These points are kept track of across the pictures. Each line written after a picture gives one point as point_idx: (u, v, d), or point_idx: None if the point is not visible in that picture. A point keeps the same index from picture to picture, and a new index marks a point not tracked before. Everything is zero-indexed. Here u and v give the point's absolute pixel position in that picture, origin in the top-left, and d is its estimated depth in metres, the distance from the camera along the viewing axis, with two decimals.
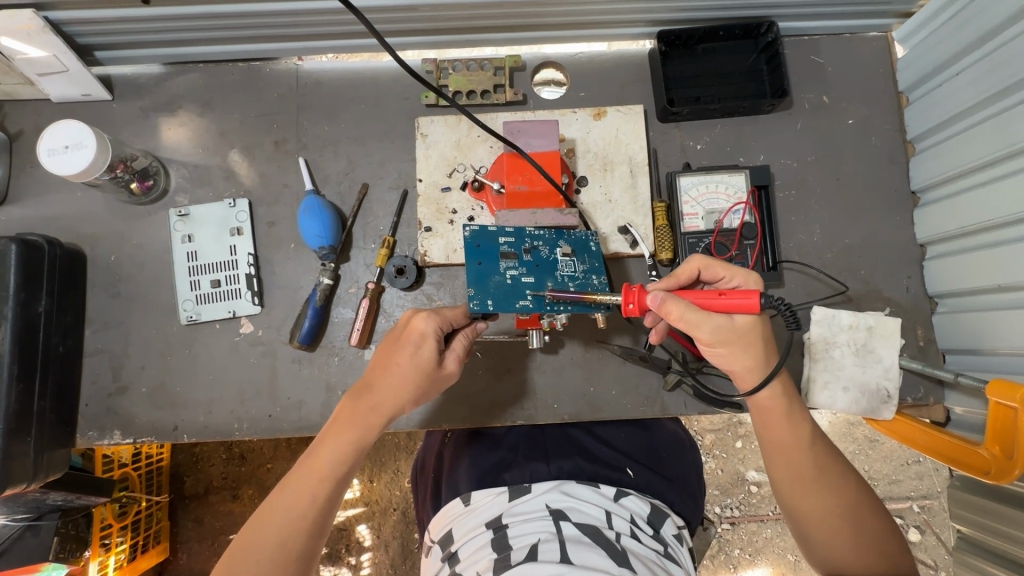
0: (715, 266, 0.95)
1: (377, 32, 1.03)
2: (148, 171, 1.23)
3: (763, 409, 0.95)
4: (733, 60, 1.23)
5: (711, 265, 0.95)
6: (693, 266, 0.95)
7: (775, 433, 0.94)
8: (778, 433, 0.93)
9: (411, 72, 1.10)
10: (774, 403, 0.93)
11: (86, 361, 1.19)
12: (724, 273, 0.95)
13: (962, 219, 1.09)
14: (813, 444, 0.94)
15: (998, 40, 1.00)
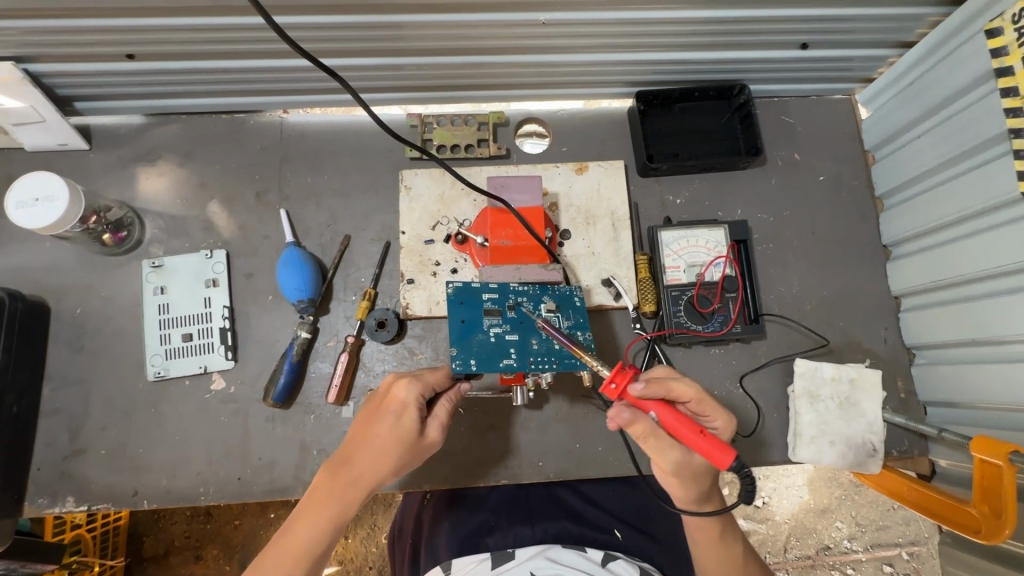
0: (705, 401, 0.90)
1: (364, 102, 1.00)
2: (122, 223, 1.20)
3: (697, 528, 0.94)
4: (708, 119, 1.28)
5: (705, 401, 0.89)
6: (691, 392, 0.88)
7: (707, 552, 0.94)
8: (709, 551, 0.94)
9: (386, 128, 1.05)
10: (708, 524, 0.93)
11: (42, 421, 1.12)
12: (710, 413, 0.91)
13: (933, 274, 1.12)
14: (743, 559, 0.95)
15: (952, 108, 1.06)
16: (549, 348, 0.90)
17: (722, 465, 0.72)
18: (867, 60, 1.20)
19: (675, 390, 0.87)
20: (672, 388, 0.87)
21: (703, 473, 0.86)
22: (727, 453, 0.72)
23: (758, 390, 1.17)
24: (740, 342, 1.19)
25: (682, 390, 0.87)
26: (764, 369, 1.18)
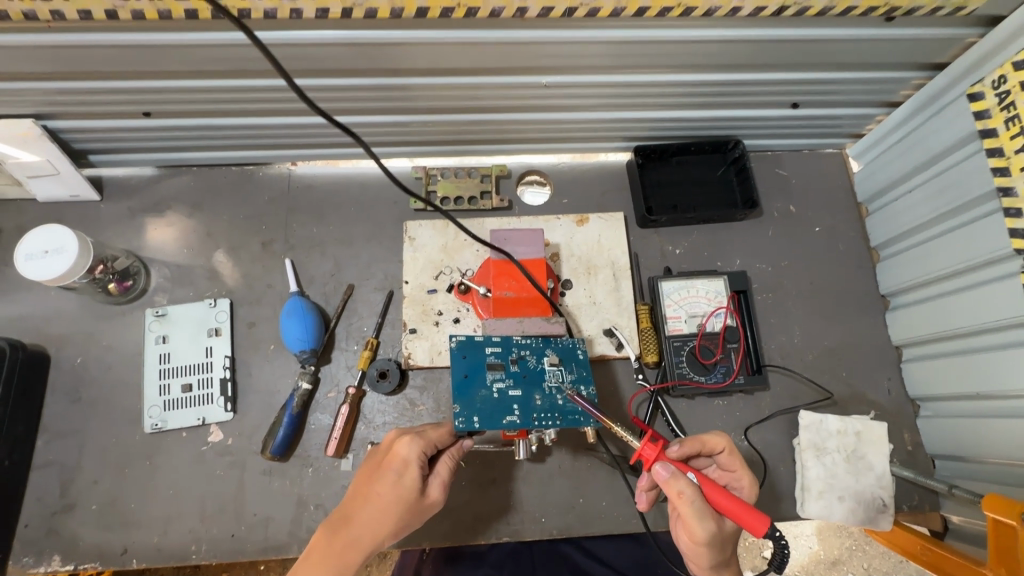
0: (734, 456, 0.86)
1: (368, 149, 0.97)
2: (128, 272, 1.20)
3: None
4: (704, 173, 1.32)
5: (735, 454, 0.85)
6: (720, 444, 0.86)
7: None
8: None
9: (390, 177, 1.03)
10: None
11: (33, 475, 1.10)
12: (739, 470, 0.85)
13: (933, 325, 1.13)
14: None
15: (942, 164, 1.09)
16: (552, 404, 0.90)
17: (759, 534, 0.64)
18: (856, 118, 1.25)
19: (708, 442, 0.85)
20: (705, 439, 0.85)
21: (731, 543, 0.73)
22: (763, 517, 0.64)
23: (763, 443, 1.16)
24: (744, 393, 1.18)
25: (715, 441, 0.85)
26: (769, 421, 1.17)
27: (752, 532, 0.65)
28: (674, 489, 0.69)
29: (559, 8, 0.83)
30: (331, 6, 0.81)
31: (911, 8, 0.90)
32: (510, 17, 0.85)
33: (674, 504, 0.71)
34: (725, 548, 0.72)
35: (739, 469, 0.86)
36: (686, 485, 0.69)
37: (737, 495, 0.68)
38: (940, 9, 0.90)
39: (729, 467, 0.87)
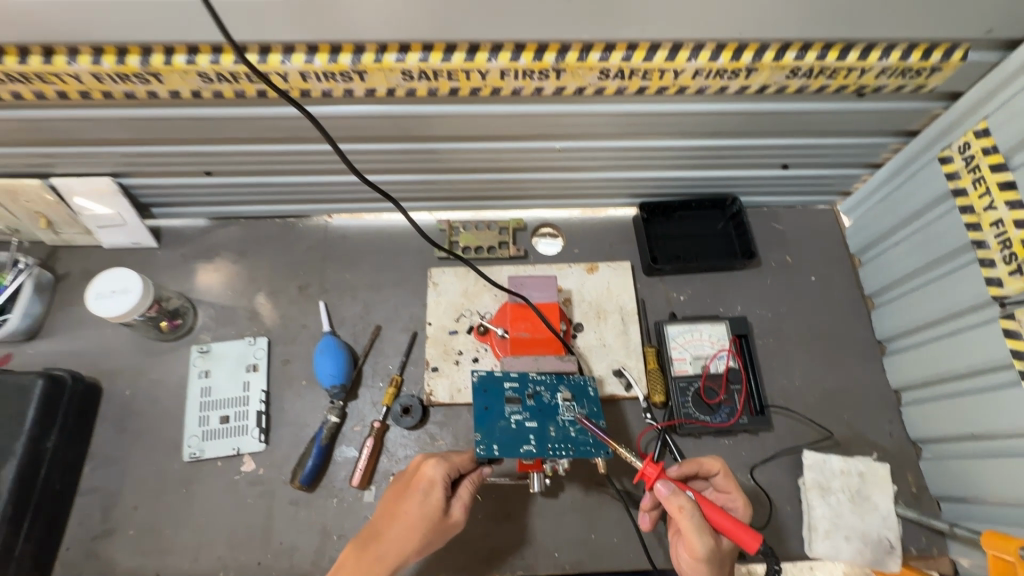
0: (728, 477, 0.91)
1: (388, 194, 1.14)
2: (177, 311, 1.32)
3: None
4: (704, 226, 1.43)
5: (729, 474, 0.91)
6: (714, 465, 0.92)
7: None
8: None
9: (417, 225, 1.20)
10: None
11: (78, 499, 1.17)
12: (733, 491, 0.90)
13: (926, 369, 1.19)
14: None
15: (922, 220, 1.19)
16: (565, 435, 0.97)
17: (753, 549, 0.74)
18: (843, 178, 1.37)
19: (705, 464, 0.93)
20: (702, 462, 0.93)
21: (724, 563, 0.82)
22: (755, 535, 0.76)
23: (769, 482, 1.20)
24: (749, 433, 1.23)
25: (711, 463, 0.92)
26: (774, 461, 1.21)
27: (746, 548, 0.76)
28: (677, 505, 0.77)
29: (571, 88, 0.97)
30: (377, 88, 0.96)
31: (879, 86, 1.03)
32: (529, 94, 0.99)
33: (676, 521, 0.79)
34: (719, 564, 0.80)
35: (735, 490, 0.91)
36: (688, 501, 0.77)
37: (733, 515, 0.79)
38: (904, 86, 1.03)
39: (725, 488, 0.91)
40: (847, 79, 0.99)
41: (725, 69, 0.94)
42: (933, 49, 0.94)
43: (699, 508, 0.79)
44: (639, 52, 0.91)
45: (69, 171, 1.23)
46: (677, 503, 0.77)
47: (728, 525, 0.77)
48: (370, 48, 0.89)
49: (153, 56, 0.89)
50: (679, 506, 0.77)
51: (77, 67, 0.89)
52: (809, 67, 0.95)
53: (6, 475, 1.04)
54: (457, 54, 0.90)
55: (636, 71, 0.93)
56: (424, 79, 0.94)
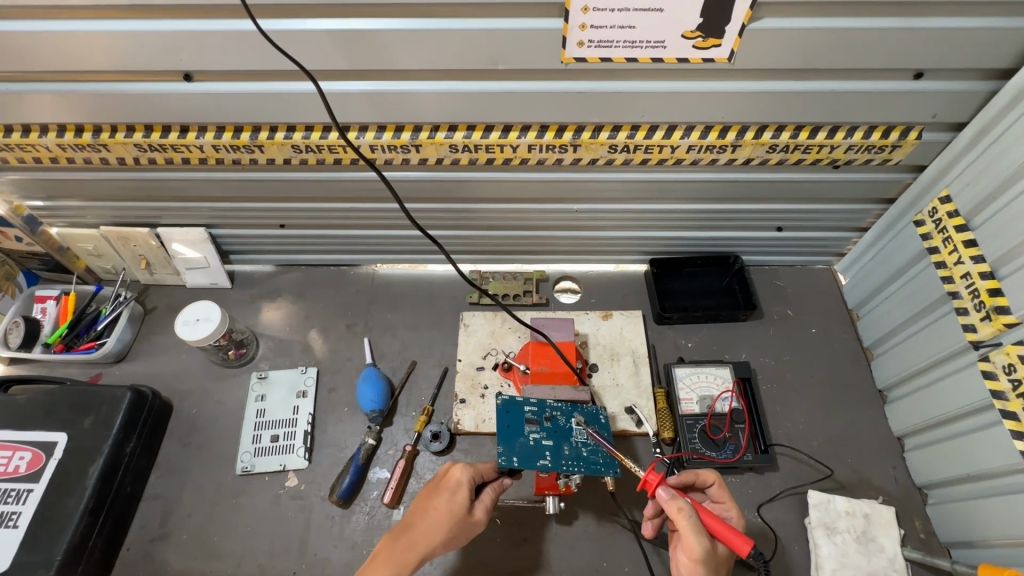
0: (721, 489, 1.09)
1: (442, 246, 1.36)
2: (243, 341, 1.52)
3: None
4: (710, 281, 1.58)
5: (722, 486, 1.09)
6: (709, 478, 1.10)
7: None
8: None
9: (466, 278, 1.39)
10: None
11: (142, 504, 1.32)
12: (726, 500, 1.08)
13: (922, 413, 1.27)
14: None
15: (906, 275, 1.32)
16: (578, 454, 1.07)
17: (743, 551, 0.84)
18: (836, 240, 1.52)
19: (701, 476, 1.10)
20: (699, 474, 1.10)
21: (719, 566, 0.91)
22: (746, 540, 0.85)
23: (776, 520, 1.25)
24: (755, 472, 1.31)
25: (707, 475, 1.10)
26: (779, 500, 1.28)
27: (738, 552, 0.85)
28: (675, 507, 0.89)
29: (586, 159, 1.18)
30: (429, 158, 1.19)
31: (849, 159, 1.18)
32: (551, 164, 1.21)
33: (675, 522, 0.90)
34: (714, 567, 0.90)
35: (728, 500, 1.09)
36: (685, 504, 0.89)
37: (727, 522, 0.89)
38: (872, 160, 1.18)
39: (719, 498, 1.09)
40: (819, 154, 1.16)
41: (713, 145, 1.14)
42: (891, 129, 1.11)
43: (695, 513, 0.89)
44: (640, 131, 1.12)
45: (171, 222, 1.50)
46: (675, 505, 0.89)
47: (722, 529, 0.87)
48: (426, 128, 1.14)
49: (261, 132, 1.16)
50: (677, 507, 0.89)
51: (204, 140, 1.16)
52: (785, 143, 1.13)
53: (92, 473, 1.20)
54: (494, 132, 1.13)
55: (640, 146, 1.14)
56: (467, 151, 1.17)
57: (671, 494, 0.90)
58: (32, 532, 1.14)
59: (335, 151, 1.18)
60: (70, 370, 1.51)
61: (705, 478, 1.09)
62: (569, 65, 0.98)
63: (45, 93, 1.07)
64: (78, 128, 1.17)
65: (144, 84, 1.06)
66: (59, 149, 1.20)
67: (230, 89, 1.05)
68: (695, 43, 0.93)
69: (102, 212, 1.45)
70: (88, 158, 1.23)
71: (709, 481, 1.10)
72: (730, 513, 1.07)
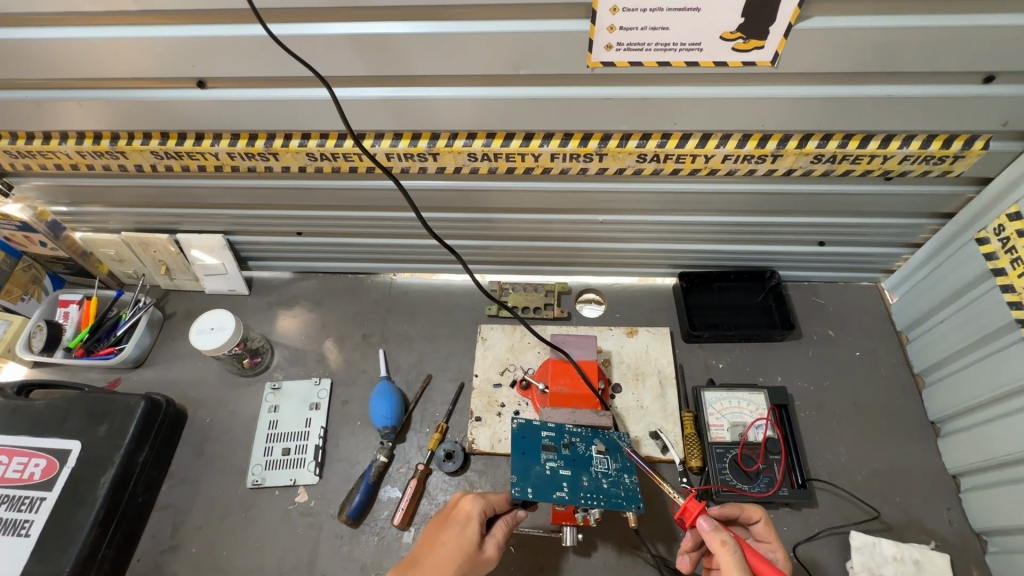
0: (769, 527, 1.00)
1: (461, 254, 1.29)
2: (258, 350, 1.50)
3: None
4: (745, 297, 1.49)
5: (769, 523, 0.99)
6: (755, 513, 1.00)
7: None
8: None
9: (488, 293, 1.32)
10: None
11: (153, 514, 1.31)
12: (772, 539, 1.00)
13: (983, 452, 1.16)
14: None
15: (965, 298, 1.20)
16: (597, 486, 1.00)
17: None
18: (885, 257, 1.40)
19: (747, 510, 1.00)
20: (744, 507, 1.00)
21: None
22: None
23: (814, 562, 1.16)
24: (790, 507, 1.22)
25: (753, 509, 1.00)
26: (819, 539, 1.19)
27: None
28: (718, 540, 0.83)
29: (612, 169, 1.11)
30: (447, 166, 1.13)
31: (904, 171, 1.07)
32: (575, 174, 1.14)
33: (718, 557, 0.84)
34: None
35: (772, 539, 1.00)
36: (729, 537, 0.84)
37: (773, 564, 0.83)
38: (930, 171, 1.06)
39: (764, 537, 1.01)
40: (870, 165, 1.05)
41: (752, 155, 1.04)
42: (954, 138, 1.00)
43: (739, 550, 0.84)
44: (672, 139, 1.04)
45: (190, 228, 1.49)
46: (719, 538, 0.83)
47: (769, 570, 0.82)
48: (444, 136, 1.09)
49: (276, 140, 1.12)
50: (721, 540, 0.83)
51: (218, 148, 1.13)
52: (832, 153, 1.03)
53: (103, 483, 1.20)
54: (515, 140, 1.07)
55: (671, 155, 1.06)
56: (487, 160, 1.11)
57: (713, 526, 0.85)
58: (43, 541, 1.13)
59: (351, 160, 1.14)
60: (90, 375, 1.52)
61: (751, 513, 1.00)
62: (596, 70, 0.91)
63: (64, 101, 1.06)
64: (97, 135, 1.16)
65: (160, 91, 1.04)
66: (79, 157, 1.19)
67: (245, 96, 1.02)
68: (735, 45, 0.85)
69: (124, 217, 1.46)
70: (107, 165, 1.22)
71: (755, 516, 1.00)
72: (776, 555, 0.99)
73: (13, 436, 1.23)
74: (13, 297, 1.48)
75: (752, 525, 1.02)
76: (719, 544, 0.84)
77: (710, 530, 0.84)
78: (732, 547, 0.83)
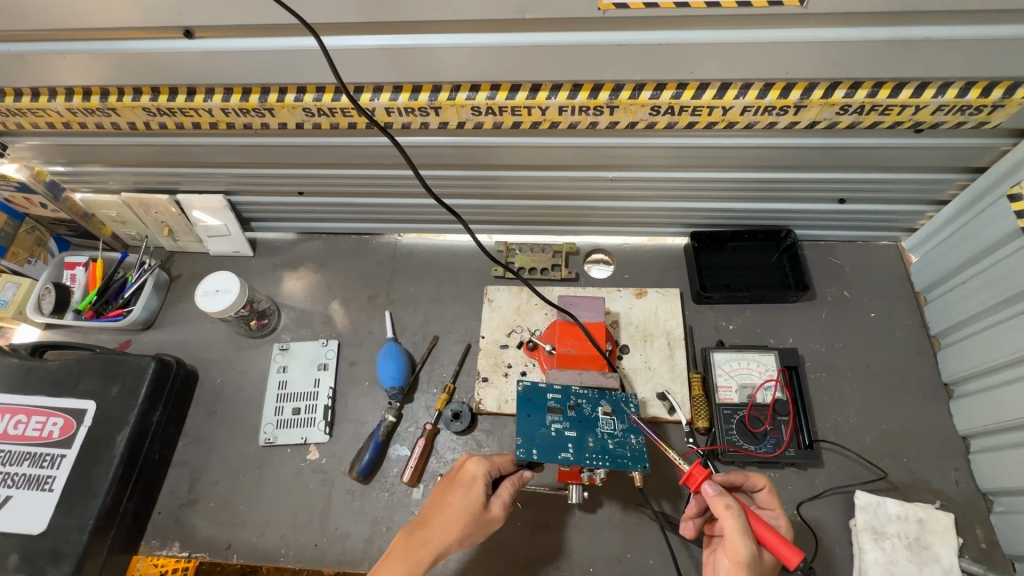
0: (771, 495, 1.01)
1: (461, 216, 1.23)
2: (264, 312, 1.50)
3: None
4: (758, 257, 1.44)
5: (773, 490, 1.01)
6: (759, 480, 1.01)
7: None
8: None
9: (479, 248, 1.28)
10: None
11: (171, 470, 1.35)
12: (773, 506, 1.01)
13: (998, 414, 1.14)
14: None
15: (991, 258, 1.15)
16: (603, 447, 1.00)
17: (793, 562, 0.78)
18: (907, 215, 1.34)
19: (751, 478, 1.01)
20: (749, 475, 1.01)
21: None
22: (796, 551, 0.79)
23: (816, 520, 1.18)
24: (797, 467, 1.22)
25: (757, 477, 1.01)
26: (823, 498, 1.20)
27: (787, 563, 0.79)
28: (723, 504, 0.84)
29: (624, 122, 1.04)
30: (449, 121, 1.08)
31: (936, 122, 1.00)
32: (584, 128, 1.08)
33: (721, 521, 0.84)
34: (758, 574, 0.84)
35: (776, 507, 1.01)
36: (733, 502, 0.84)
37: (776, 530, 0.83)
38: (964, 122, 0.99)
39: (766, 505, 1.01)
40: (901, 116, 0.98)
41: (773, 106, 0.97)
42: (993, 86, 0.92)
43: (744, 514, 0.84)
44: (688, 90, 0.98)
45: (191, 188, 1.45)
46: (723, 502, 0.84)
47: (771, 536, 0.82)
48: (445, 88, 1.02)
49: (270, 94, 1.07)
50: (726, 504, 0.84)
51: (212, 104, 1.08)
52: (860, 103, 0.95)
53: (120, 441, 1.22)
54: (521, 93, 1.01)
55: (687, 107, 0.99)
56: (491, 114, 1.05)
57: (716, 491, 0.85)
58: (65, 497, 1.17)
59: (349, 115, 1.08)
60: (101, 336, 1.54)
61: (755, 482, 1.01)
62: (608, 13, 0.85)
63: (49, 54, 1.01)
64: (87, 91, 1.11)
65: (147, 43, 0.99)
66: (70, 114, 1.15)
67: (235, 47, 0.97)
68: None
69: (123, 177, 1.42)
70: (100, 123, 1.18)
71: (759, 485, 1.01)
72: (779, 522, 0.99)
73: (28, 396, 1.26)
74: (20, 259, 1.48)
75: (756, 493, 1.03)
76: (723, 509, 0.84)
77: (714, 496, 0.85)
78: (735, 512, 0.83)
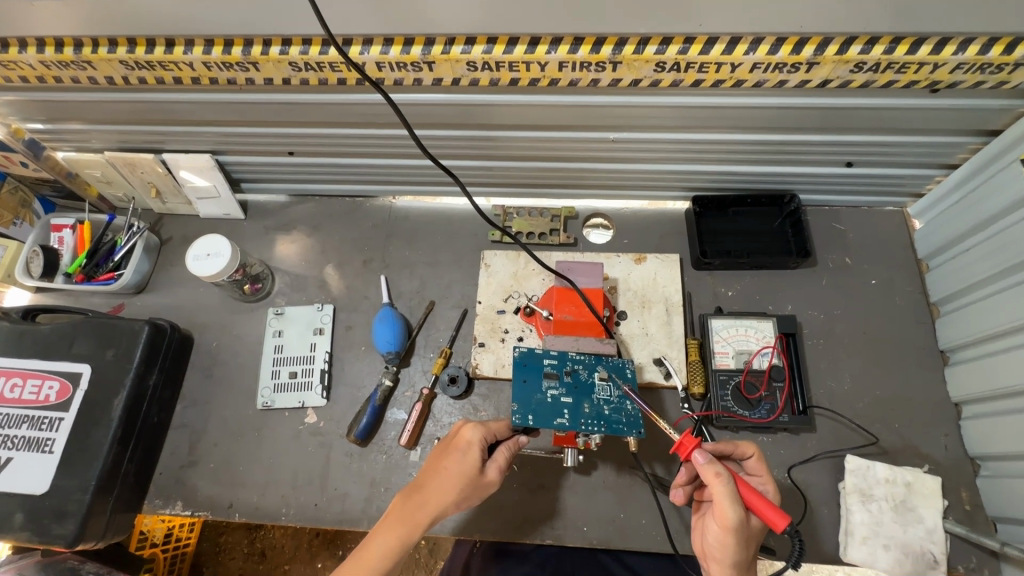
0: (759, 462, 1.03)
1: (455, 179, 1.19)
2: (258, 275, 1.47)
3: None
4: (760, 223, 1.41)
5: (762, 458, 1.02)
6: (748, 449, 1.03)
7: None
8: None
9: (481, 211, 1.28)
10: None
11: (170, 433, 1.36)
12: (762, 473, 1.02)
13: (993, 381, 1.14)
14: None
15: (998, 225, 1.13)
16: (599, 413, 1.00)
17: (779, 525, 0.79)
18: (916, 179, 1.31)
19: (740, 447, 1.02)
20: (738, 445, 1.03)
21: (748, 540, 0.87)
22: (782, 515, 0.80)
23: (806, 483, 1.21)
24: (789, 432, 1.24)
25: (746, 446, 1.02)
26: (813, 462, 1.22)
27: (773, 527, 0.81)
28: (712, 472, 0.85)
29: (627, 79, 1.00)
30: (444, 77, 1.03)
31: (954, 81, 0.95)
32: (585, 85, 1.03)
33: (710, 488, 0.86)
34: (745, 537, 0.86)
35: (764, 474, 1.02)
36: (722, 469, 0.85)
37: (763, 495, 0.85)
38: (984, 81, 0.95)
39: (755, 471, 1.03)
40: (917, 74, 0.93)
41: (784, 63, 0.92)
42: (1018, 43, 0.87)
43: (733, 481, 0.85)
44: (696, 45, 0.92)
45: (176, 147, 1.40)
46: (713, 470, 0.85)
47: (759, 501, 0.83)
48: (439, 41, 0.97)
49: (254, 47, 1.00)
50: (715, 472, 0.85)
51: (192, 56, 1.02)
52: (876, 60, 0.90)
53: (117, 404, 1.23)
54: (519, 46, 0.95)
55: (693, 64, 0.94)
56: (487, 70, 1.00)
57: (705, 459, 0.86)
58: (65, 459, 1.18)
59: (337, 69, 1.03)
60: (94, 300, 1.52)
61: (745, 450, 1.02)
62: None
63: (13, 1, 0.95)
64: (58, 42, 1.05)
65: None
66: (43, 67, 1.09)
67: None
68: None
69: (105, 135, 1.37)
70: (75, 77, 1.12)
71: (747, 453, 1.02)
72: (767, 488, 1.01)
73: (22, 359, 1.25)
74: (4, 221, 1.42)
75: (745, 460, 1.04)
76: (712, 477, 0.85)
77: (703, 464, 0.86)
78: (723, 480, 0.84)
